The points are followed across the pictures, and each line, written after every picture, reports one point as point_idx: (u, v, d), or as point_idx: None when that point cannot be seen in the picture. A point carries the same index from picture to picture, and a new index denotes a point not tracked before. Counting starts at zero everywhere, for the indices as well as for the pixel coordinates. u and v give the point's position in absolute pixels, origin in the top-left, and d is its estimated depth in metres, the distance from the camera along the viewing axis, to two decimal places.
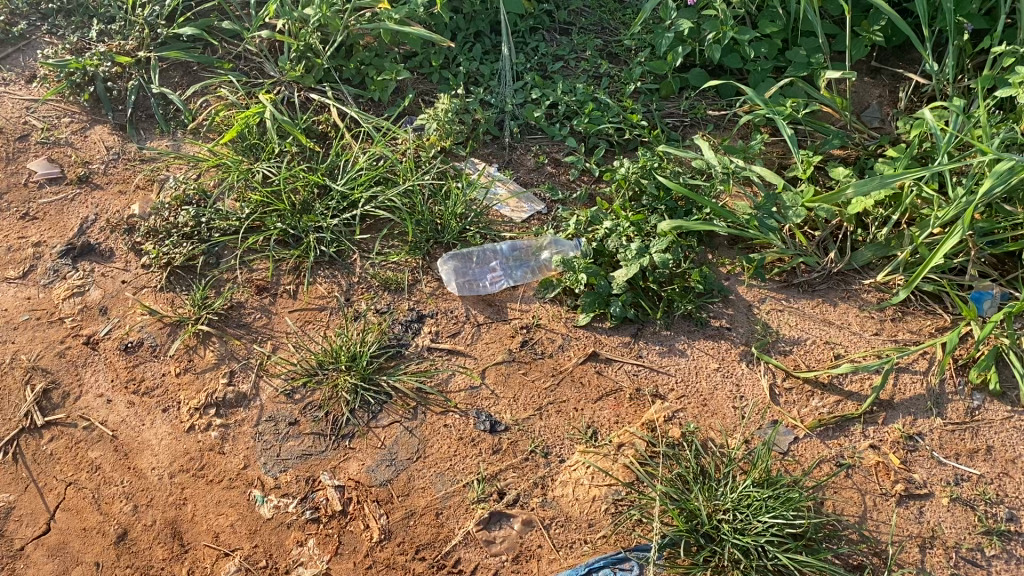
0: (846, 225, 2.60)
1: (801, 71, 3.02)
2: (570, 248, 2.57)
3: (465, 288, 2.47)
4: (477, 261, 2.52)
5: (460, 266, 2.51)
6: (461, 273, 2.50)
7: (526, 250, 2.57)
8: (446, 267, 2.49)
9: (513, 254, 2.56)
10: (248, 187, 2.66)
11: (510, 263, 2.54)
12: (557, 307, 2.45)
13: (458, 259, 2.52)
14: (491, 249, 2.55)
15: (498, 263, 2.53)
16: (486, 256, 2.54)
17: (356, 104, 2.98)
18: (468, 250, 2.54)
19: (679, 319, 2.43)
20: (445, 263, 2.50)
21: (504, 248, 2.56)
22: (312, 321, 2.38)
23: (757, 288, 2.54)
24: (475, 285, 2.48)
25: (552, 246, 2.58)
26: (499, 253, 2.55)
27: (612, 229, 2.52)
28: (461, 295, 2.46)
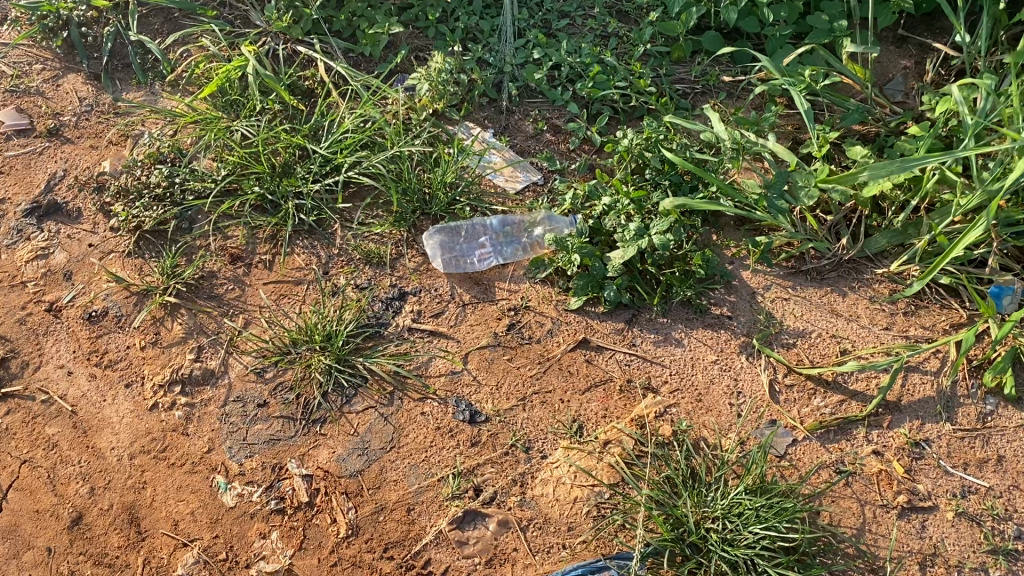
0: (861, 209, 2.43)
1: (822, 38, 2.82)
2: (565, 225, 2.42)
3: (450, 264, 2.33)
4: (465, 236, 2.38)
5: (447, 241, 2.36)
6: (448, 248, 2.35)
7: (519, 226, 2.43)
8: (431, 242, 2.35)
9: (504, 229, 2.41)
10: (226, 146, 2.50)
11: (500, 239, 2.39)
12: (548, 288, 2.31)
13: (445, 233, 2.37)
14: (481, 223, 2.40)
15: (488, 239, 2.39)
16: (476, 231, 2.39)
17: (345, 59, 2.80)
18: (456, 224, 2.39)
19: (677, 305, 2.29)
20: (431, 237, 2.36)
21: (494, 223, 2.41)
22: (287, 295, 2.25)
23: (762, 274, 2.39)
24: (461, 262, 2.34)
25: (547, 222, 2.43)
26: (490, 228, 2.40)
27: (610, 206, 2.37)
28: (447, 272, 2.32)
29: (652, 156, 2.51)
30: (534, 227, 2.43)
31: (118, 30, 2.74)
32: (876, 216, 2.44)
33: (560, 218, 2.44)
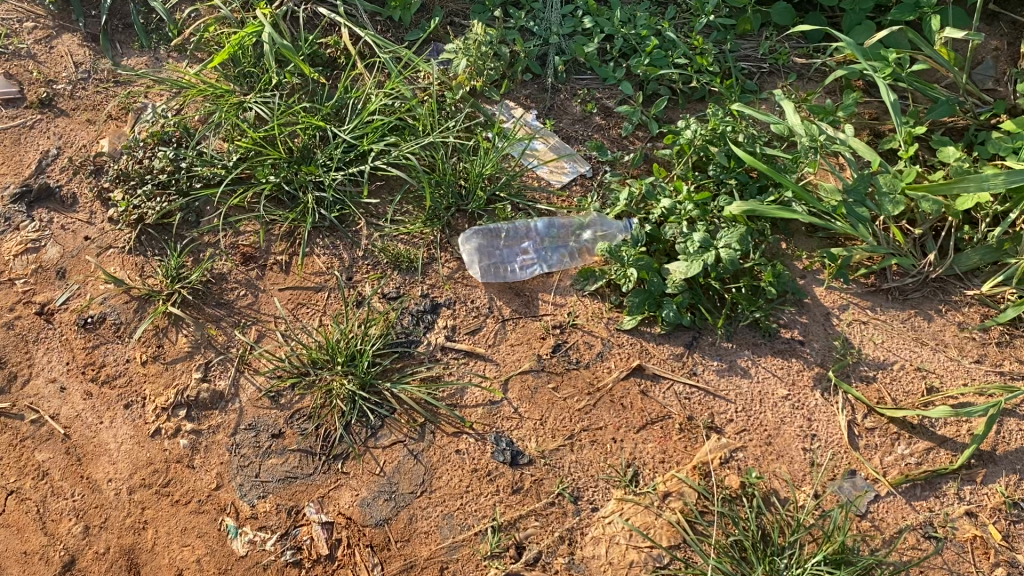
0: (952, 220, 2.16)
1: (906, 14, 2.50)
2: (618, 231, 2.15)
3: (489, 273, 2.08)
4: (506, 240, 2.12)
5: (486, 245, 2.10)
6: (486, 254, 2.10)
7: (566, 230, 2.16)
8: (468, 247, 2.09)
9: (550, 233, 2.15)
10: (238, 126, 2.22)
11: (545, 244, 2.13)
12: (598, 303, 2.07)
13: (484, 236, 2.11)
14: (524, 226, 2.14)
15: (531, 244, 2.13)
16: (518, 235, 2.13)
17: (372, 24, 2.49)
18: (496, 225, 2.13)
19: (743, 328, 2.04)
20: (467, 240, 2.10)
21: (538, 227, 2.14)
22: (305, 305, 2.00)
23: (837, 292, 2.14)
24: (501, 270, 2.08)
25: (597, 227, 2.16)
26: (534, 232, 2.14)
27: (670, 210, 2.11)
28: (484, 281, 2.07)
29: (717, 151, 2.23)
30: (583, 231, 2.16)
31: None
32: (969, 228, 2.16)
33: (612, 222, 2.17)
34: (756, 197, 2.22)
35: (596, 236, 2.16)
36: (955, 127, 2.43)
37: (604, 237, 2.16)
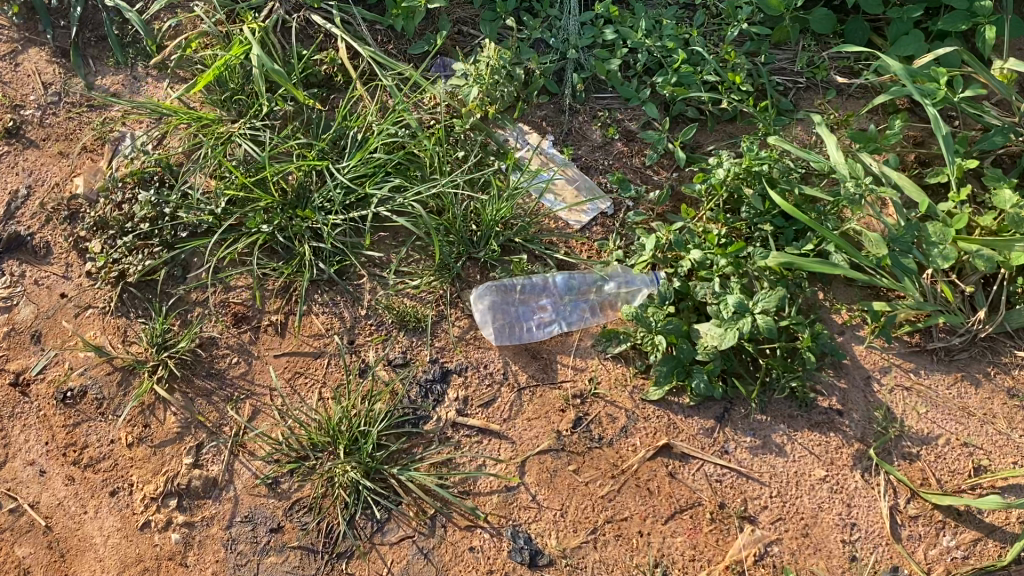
0: (1005, 271, 1.98)
1: (960, 23, 2.25)
2: (644, 287, 1.98)
3: (503, 334, 1.91)
4: (522, 297, 1.95)
5: (500, 303, 1.93)
6: (500, 312, 1.92)
7: (586, 285, 1.99)
8: (480, 304, 1.92)
9: (569, 289, 1.97)
10: (226, 164, 2.02)
11: (564, 302, 1.96)
12: (622, 368, 1.90)
13: (498, 294, 1.94)
14: (542, 282, 1.97)
15: (549, 302, 1.96)
16: (535, 292, 1.96)
17: (372, 36, 2.25)
18: (511, 281, 1.96)
19: (778, 396, 1.89)
20: (480, 297, 1.93)
21: (558, 282, 1.98)
22: (303, 374, 1.84)
23: (878, 351, 1.98)
24: (515, 331, 1.91)
25: (621, 282, 1.99)
26: (552, 289, 1.97)
27: (701, 263, 1.94)
28: (497, 343, 1.90)
29: (751, 192, 2.03)
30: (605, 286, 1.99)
31: None
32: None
33: (637, 277, 1.99)
34: (792, 243, 2.03)
35: (619, 292, 1.98)
36: (1009, 155, 2.23)
37: (628, 293, 1.98)
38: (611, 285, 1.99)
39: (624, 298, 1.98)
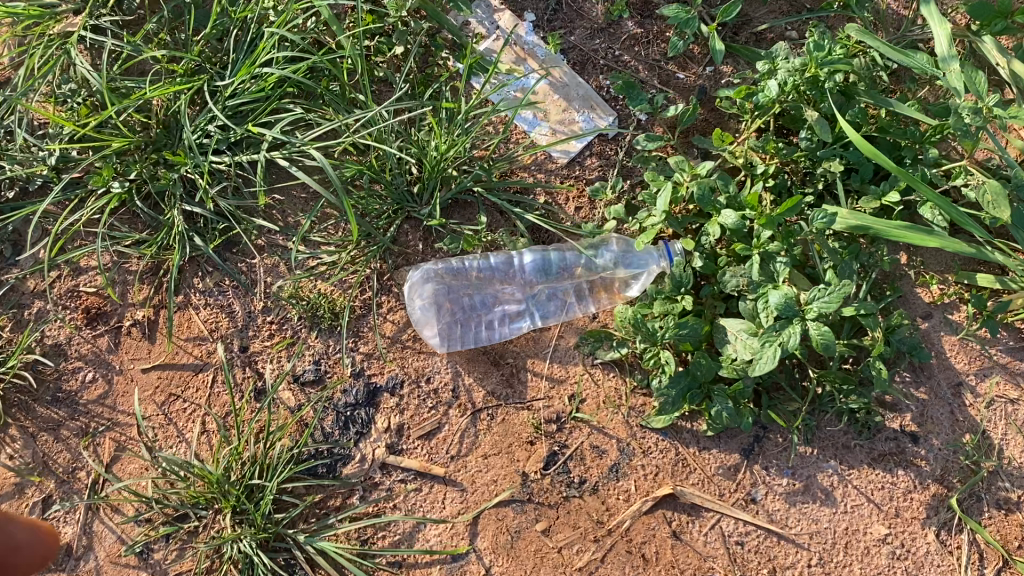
0: None
1: None
2: (652, 267, 1.39)
3: (450, 337, 1.39)
4: (480, 282, 1.41)
5: (447, 293, 1.40)
6: (447, 306, 1.40)
7: (571, 263, 1.42)
8: (420, 295, 1.39)
9: (547, 269, 1.41)
10: (60, 87, 1.43)
11: (538, 288, 1.41)
12: (614, 380, 1.39)
13: (446, 279, 1.40)
14: (509, 259, 1.41)
15: (517, 290, 1.41)
16: (497, 274, 1.41)
17: None
18: (466, 258, 1.41)
19: (828, 420, 1.38)
20: (419, 284, 1.40)
21: (531, 259, 1.41)
22: (180, 398, 1.37)
23: (977, 348, 1.42)
24: (468, 332, 1.40)
25: (620, 257, 1.40)
26: (522, 269, 1.41)
27: (735, 230, 1.35)
28: (442, 350, 1.39)
29: (817, 115, 1.39)
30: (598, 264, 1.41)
31: None
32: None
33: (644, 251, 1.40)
34: (869, 187, 1.42)
35: (617, 273, 1.41)
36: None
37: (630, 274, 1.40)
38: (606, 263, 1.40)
39: (624, 280, 1.41)
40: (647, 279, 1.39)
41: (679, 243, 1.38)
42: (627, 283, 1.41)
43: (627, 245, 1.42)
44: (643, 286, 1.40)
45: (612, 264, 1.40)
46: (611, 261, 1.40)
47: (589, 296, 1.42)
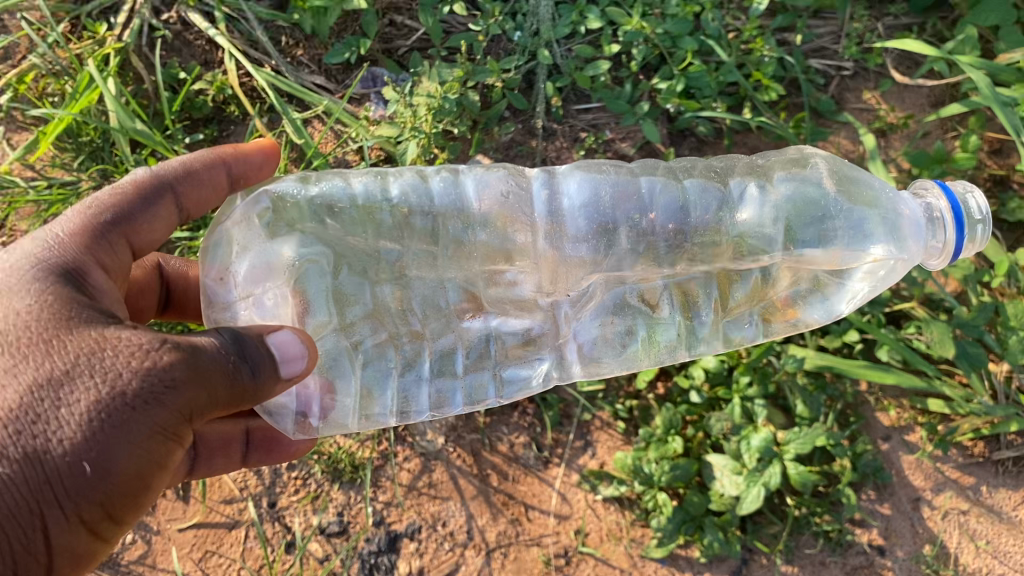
0: None
1: None
2: (919, 248, 1.10)
3: (327, 391, 1.03)
4: (416, 259, 1.07)
5: (306, 265, 0.99)
6: (320, 311, 1.01)
7: (729, 217, 1.09)
8: (246, 252, 0.94)
9: (658, 208, 1.07)
10: None
11: (555, 311, 1.13)
12: (614, 514, 1.54)
13: (326, 230, 1.00)
14: (538, 190, 1.08)
15: (574, 272, 1.09)
16: (639, 224, 1.07)
17: (273, 42, 1.68)
18: (388, 181, 1.05)
19: (805, 540, 1.55)
20: (235, 232, 0.94)
21: (696, 189, 1.08)
22: (216, 553, 1.48)
23: (933, 466, 1.59)
24: (389, 390, 1.08)
25: (826, 221, 1.09)
26: (606, 219, 1.06)
27: (717, 374, 1.51)
28: (295, 431, 1.04)
29: None
30: (761, 219, 1.09)
31: None
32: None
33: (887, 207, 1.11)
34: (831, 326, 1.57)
35: (798, 266, 1.12)
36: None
37: (826, 284, 1.15)
38: (776, 218, 1.09)
39: (812, 283, 1.14)
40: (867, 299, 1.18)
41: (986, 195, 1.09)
42: (814, 284, 1.15)
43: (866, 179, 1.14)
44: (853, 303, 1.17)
45: (798, 228, 1.09)
46: (797, 206, 1.09)
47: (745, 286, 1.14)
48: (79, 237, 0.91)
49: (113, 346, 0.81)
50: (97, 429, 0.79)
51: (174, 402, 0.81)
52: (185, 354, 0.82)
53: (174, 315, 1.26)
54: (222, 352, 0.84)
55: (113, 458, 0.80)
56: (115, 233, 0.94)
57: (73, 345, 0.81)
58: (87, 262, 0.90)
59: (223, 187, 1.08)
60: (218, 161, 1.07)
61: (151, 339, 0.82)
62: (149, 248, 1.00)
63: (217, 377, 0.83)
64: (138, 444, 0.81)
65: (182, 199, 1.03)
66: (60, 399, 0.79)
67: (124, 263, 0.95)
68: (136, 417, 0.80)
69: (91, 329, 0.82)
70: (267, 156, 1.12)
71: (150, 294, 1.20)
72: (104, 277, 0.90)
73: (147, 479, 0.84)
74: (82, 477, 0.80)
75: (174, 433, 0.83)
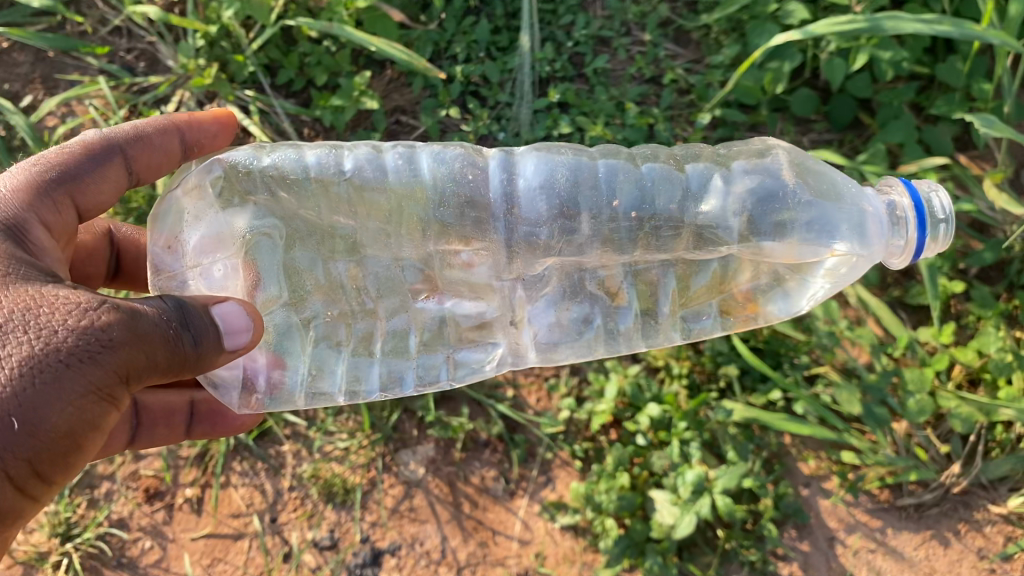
0: (983, 422, 1.81)
1: (945, 106, 2.04)
2: (880, 244, 1.34)
3: (275, 367, 1.32)
4: (370, 237, 1.37)
5: (254, 236, 1.29)
6: (271, 285, 1.31)
7: (690, 207, 1.35)
8: (196, 222, 1.24)
9: (620, 199, 1.34)
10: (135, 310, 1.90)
11: (511, 295, 1.41)
12: (569, 540, 1.78)
13: (280, 196, 1.31)
14: (518, 176, 1.35)
15: (528, 254, 1.37)
16: (615, 210, 1.34)
17: (297, 132, 2.02)
18: (335, 154, 1.34)
19: (733, 568, 1.80)
20: (184, 200, 1.24)
21: (662, 176, 1.35)
22: (222, 560, 1.76)
23: (845, 509, 1.85)
24: (337, 370, 1.36)
25: (783, 211, 1.34)
26: (562, 204, 1.34)
27: (658, 420, 1.79)
28: (240, 404, 1.32)
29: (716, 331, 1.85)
30: (722, 210, 1.35)
31: None
32: (1003, 428, 1.81)
33: (851, 204, 1.35)
34: (758, 385, 1.86)
35: (758, 259, 1.39)
36: (996, 265, 1.98)
37: (788, 280, 1.43)
38: (738, 211, 1.35)
39: (773, 280, 1.42)
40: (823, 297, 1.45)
41: (949, 197, 1.32)
42: (779, 279, 1.42)
43: (836, 182, 1.38)
44: (812, 301, 1.45)
45: (756, 222, 1.34)
46: (758, 199, 1.34)
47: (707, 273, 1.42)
48: (25, 192, 1.22)
49: (62, 309, 1.07)
50: (42, 372, 1.03)
51: (111, 355, 1.04)
52: (129, 319, 1.06)
53: (124, 279, 1.63)
54: (160, 324, 1.08)
55: (52, 399, 1.03)
56: (60, 190, 1.26)
57: (30, 305, 1.07)
58: (31, 211, 1.21)
59: (177, 152, 1.42)
60: (167, 129, 1.40)
61: (98, 306, 1.07)
62: (96, 205, 1.33)
63: (151, 344, 1.07)
64: (77, 389, 1.04)
65: (130, 161, 1.35)
66: (16, 346, 1.04)
67: (65, 216, 1.26)
68: (77, 367, 1.03)
69: (47, 295, 1.09)
70: (219, 126, 1.47)
71: (99, 260, 1.57)
72: (41, 230, 1.21)
73: (83, 427, 1.06)
74: (10, 430, 1.02)
75: (110, 386, 1.06)
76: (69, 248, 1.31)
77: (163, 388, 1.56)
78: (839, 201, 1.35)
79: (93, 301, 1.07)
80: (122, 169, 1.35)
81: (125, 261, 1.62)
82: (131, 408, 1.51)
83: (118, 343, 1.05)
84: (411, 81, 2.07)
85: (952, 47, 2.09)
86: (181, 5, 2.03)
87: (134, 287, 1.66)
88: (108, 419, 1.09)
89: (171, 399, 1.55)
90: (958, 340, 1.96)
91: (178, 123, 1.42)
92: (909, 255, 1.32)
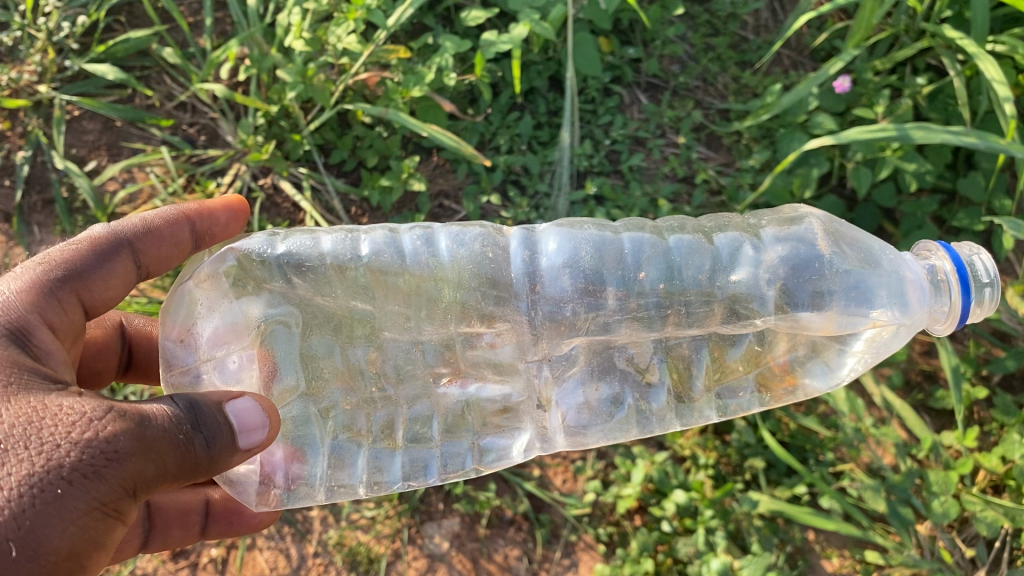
0: (1009, 528, 1.81)
1: (967, 217, 2.12)
2: (923, 311, 1.39)
3: (291, 462, 1.32)
4: (389, 321, 1.41)
5: (269, 325, 1.30)
6: (288, 371, 1.32)
7: (721, 275, 1.41)
8: (210, 314, 1.24)
9: (647, 272, 1.40)
10: None
11: (538, 376, 1.45)
12: None
13: (297, 281, 1.34)
14: (535, 257, 1.40)
15: (552, 334, 1.42)
16: (647, 287, 1.40)
17: (344, 208, 2.12)
18: (354, 236, 1.39)
19: None
20: (197, 291, 1.24)
21: (687, 249, 1.42)
22: None
23: None
24: (359, 462, 1.38)
25: (822, 277, 1.39)
26: (587, 281, 1.39)
27: (686, 507, 1.78)
28: (258, 505, 1.29)
29: (743, 424, 1.87)
30: (755, 279, 1.41)
31: (37, 145, 2.14)
32: None
33: (891, 271, 1.41)
34: (783, 478, 1.88)
35: (794, 331, 1.44)
36: (1019, 374, 2.01)
37: (825, 349, 1.48)
38: (773, 280, 1.41)
39: (809, 350, 1.48)
40: (861, 370, 1.51)
41: (991, 260, 1.36)
42: (815, 347, 1.48)
43: (872, 251, 1.45)
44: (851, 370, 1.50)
45: (790, 291, 1.40)
46: (793, 267, 1.40)
47: (741, 346, 1.48)
48: (27, 295, 1.16)
49: (63, 421, 1.02)
50: (43, 492, 0.97)
51: (118, 469, 1.00)
52: (138, 426, 1.02)
53: (136, 374, 1.62)
54: (171, 426, 1.05)
55: (54, 524, 0.97)
56: (65, 288, 1.21)
57: (29, 418, 1.02)
58: (35, 313, 1.15)
59: (189, 241, 1.42)
60: (179, 216, 1.40)
61: (105, 409, 1.03)
62: (103, 300, 1.27)
63: (160, 452, 1.03)
64: (80, 509, 0.99)
65: (138, 254, 1.33)
66: (14, 465, 0.98)
67: (72, 315, 1.21)
68: (82, 483, 0.99)
69: (46, 406, 1.04)
70: (232, 214, 1.50)
71: (109, 358, 1.55)
72: (46, 332, 1.14)
73: (84, 546, 1.01)
74: (7, 557, 0.95)
75: (118, 498, 1.01)
76: (76, 348, 1.25)
77: (178, 489, 1.57)
78: (877, 269, 1.41)
79: (97, 409, 1.03)
80: (130, 263, 1.32)
81: (137, 355, 1.60)
82: (145, 513, 1.50)
83: (125, 454, 1.00)
84: (456, 168, 2.17)
85: (972, 163, 2.18)
86: (245, 86, 2.17)
87: (147, 379, 1.65)
88: (114, 535, 1.04)
89: (186, 500, 1.57)
90: (983, 446, 1.97)
91: (188, 214, 1.41)
92: (954, 320, 1.36)
